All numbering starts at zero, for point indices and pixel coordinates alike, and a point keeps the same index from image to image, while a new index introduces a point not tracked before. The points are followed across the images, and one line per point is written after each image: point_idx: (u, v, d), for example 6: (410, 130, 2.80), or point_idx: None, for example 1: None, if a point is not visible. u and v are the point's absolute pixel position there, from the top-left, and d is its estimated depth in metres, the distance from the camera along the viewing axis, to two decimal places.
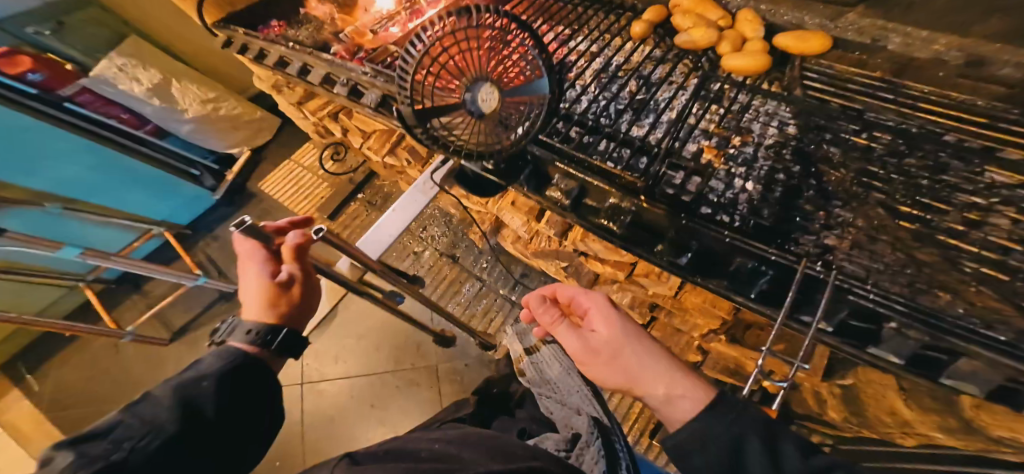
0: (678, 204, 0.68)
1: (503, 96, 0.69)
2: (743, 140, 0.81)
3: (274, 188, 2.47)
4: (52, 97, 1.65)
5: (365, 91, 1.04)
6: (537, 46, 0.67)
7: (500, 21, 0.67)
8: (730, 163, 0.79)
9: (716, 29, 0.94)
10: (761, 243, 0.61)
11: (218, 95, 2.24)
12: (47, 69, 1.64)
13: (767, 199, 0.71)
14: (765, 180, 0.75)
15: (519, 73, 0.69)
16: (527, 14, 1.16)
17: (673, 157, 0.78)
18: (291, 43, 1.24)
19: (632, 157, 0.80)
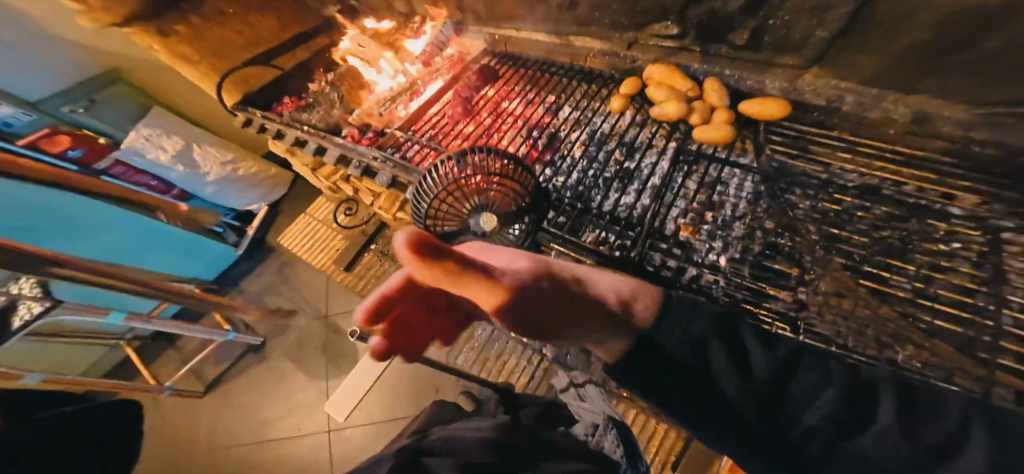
0: (663, 284, 0.84)
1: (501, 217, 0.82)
2: (717, 213, 0.95)
3: (291, 241, 2.54)
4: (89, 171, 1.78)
5: (377, 173, 1.22)
6: (526, 175, 0.83)
7: (495, 157, 0.82)
8: (706, 238, 0.93)
9: (687, 99, 1.03)
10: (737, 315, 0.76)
11: (236, 157, 2.35)
12: (84, 145, 1.77)
13: (743, 264, 0.86)
14: (741, 249, 0.89)
15: (511, 197, 0.82)
16: (521, 86, 1.37)
17: (656, 234, 0.94)
18: (305, 126, 1.40)
19: (622, 233, 0.95)
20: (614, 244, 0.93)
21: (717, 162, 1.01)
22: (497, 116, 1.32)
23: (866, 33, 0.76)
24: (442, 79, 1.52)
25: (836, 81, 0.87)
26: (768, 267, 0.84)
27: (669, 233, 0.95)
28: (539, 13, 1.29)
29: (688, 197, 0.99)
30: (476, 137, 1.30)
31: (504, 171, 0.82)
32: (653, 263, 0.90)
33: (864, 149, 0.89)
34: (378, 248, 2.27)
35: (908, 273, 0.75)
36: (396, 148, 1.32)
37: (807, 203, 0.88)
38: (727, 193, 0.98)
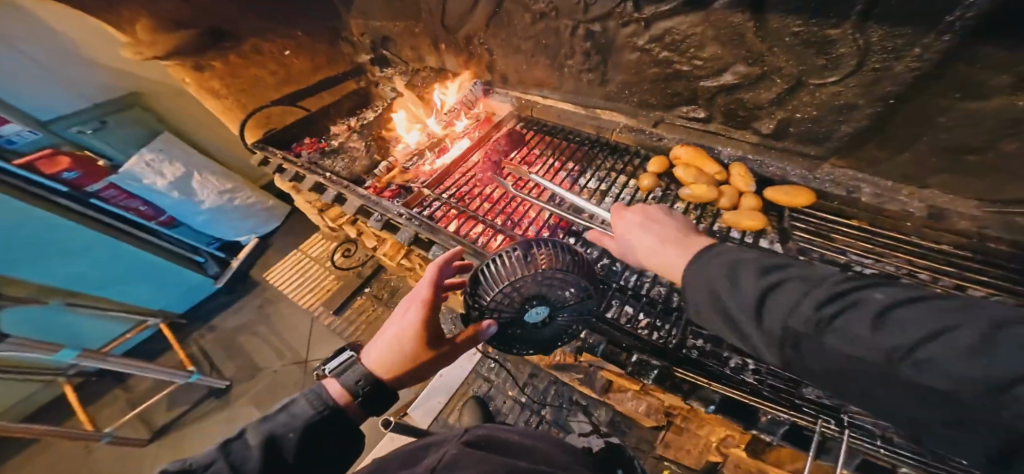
0: (709, 373, 0.96)
1: (552, 310, 0.83)
2: None
3: (277, 278, 2.49)
4: (80, 193, 1.79)
5: (399, 228, 1.41)
6: (589, 270, 0.84)
7: (569, 256, 0.83)
8: None
9: (715, 182, 1.09)
10: (781, 403, 0.90)
11: (236, 186, 2.39)
12: (82, 167, 1.79)
13: None
14: None
15: (569, 294, 0.82)
16: (541, 151, 1.52)
17: (695, 322, 1.06)
18: (327, 173, 1.59)
19: (658, 319, 1.08)
20: (650, 324, 1.08)
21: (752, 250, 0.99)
22: (521, 180, 1.49)
23: (882, 138, 0.83)
24: (468, 138, 1.67)
25: (853, 172, 0.94)
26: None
27: (708, 318, 1.07)
28: (568, 84, 1.44)
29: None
30: (500, 201, 1.45)
31: (570, 267, 0.80)
32: (691, 347, 1.02)
33: (880, 235, 0.93)
34: (373, 293, 2.23)
35: None
36: (423, 205, 1.45)
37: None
38: None
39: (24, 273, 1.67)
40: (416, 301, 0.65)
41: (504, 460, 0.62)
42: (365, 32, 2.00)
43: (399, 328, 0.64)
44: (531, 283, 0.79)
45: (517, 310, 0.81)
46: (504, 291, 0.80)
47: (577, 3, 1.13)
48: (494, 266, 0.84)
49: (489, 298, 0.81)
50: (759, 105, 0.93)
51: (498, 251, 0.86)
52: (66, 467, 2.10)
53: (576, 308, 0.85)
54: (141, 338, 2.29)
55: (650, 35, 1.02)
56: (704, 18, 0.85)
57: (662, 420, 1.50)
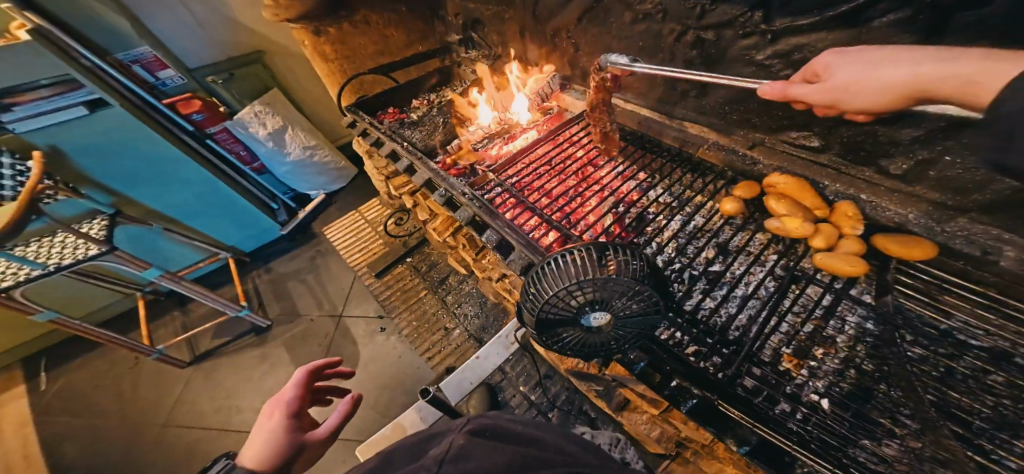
0: (753, 413, 0.82)
1: (615, 320, 0.75)
2: (826, 352, 0.94)
3: (335, 233, 2.87)
4: (200, 133, 2.37)
5: (459, 206, 1.42)
6: (659, 285, 0.75)
7: (643, 267, 0.75)
8: (808, 375, 0.92)
9: (813, 218, 1.05)
10: (820, 458, 0.72)
11: (317, 144, 2.94)
12: (207, 111, 2.35)
13: (839, 415, 0.83)
14: (840, 400, 0.86)
15: (630, 308, 0.73)
16: (612, 153, 1.49)
17: (754, 357, 0.95)
18: (404, 143, 1.72)
19: (710, 351, 0.98)
20: (698, 352, 0.99)
21: (838, 296, 0.99)
22: (585, 181, 1.43)
23: None
24: (536, 130, 1.74)
25: (998, 231, 0.82)
26: (855, 410, 0.83)
27: (768, 360, 0.96)
28: (658, 90, 1.38)
29: (793, 329, 1.00)
30: (558, 197, 1.41)
31: (638, 277, 0.72)
32: (744, 384, 0.91)
33: (1010, 308, 0.82)
34: (413, 263, 2.53)
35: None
36: (484, 189, 1.48)
37: (917, 350, 0.85)
38: (835, 324, 0.97)
39: (141, 189, 2.19)
40: (279, 405, 0.84)
41: (521, 451, 0.65)
42: (459, 12, 2.09)
43: (261, 432, 0.78)
44: (597, 288, 0.72)
45: (572, 313, 0.76)
46: (566, 289, 0.73)
47: (692, 7, 1.06)
48: (560, 263, 0.78)
49: (546, 295, 0.76)
50: (896, 141, 0.87)
51: (560, 249, 0.80)
52: (117, 372, 2.31)
53: (637, 323, 0.76)
54: (209, 268, 2.71)
55: (774, 49, 0.94)
56: (856, 36, 0.78)
57: (672, 450, 1.38)
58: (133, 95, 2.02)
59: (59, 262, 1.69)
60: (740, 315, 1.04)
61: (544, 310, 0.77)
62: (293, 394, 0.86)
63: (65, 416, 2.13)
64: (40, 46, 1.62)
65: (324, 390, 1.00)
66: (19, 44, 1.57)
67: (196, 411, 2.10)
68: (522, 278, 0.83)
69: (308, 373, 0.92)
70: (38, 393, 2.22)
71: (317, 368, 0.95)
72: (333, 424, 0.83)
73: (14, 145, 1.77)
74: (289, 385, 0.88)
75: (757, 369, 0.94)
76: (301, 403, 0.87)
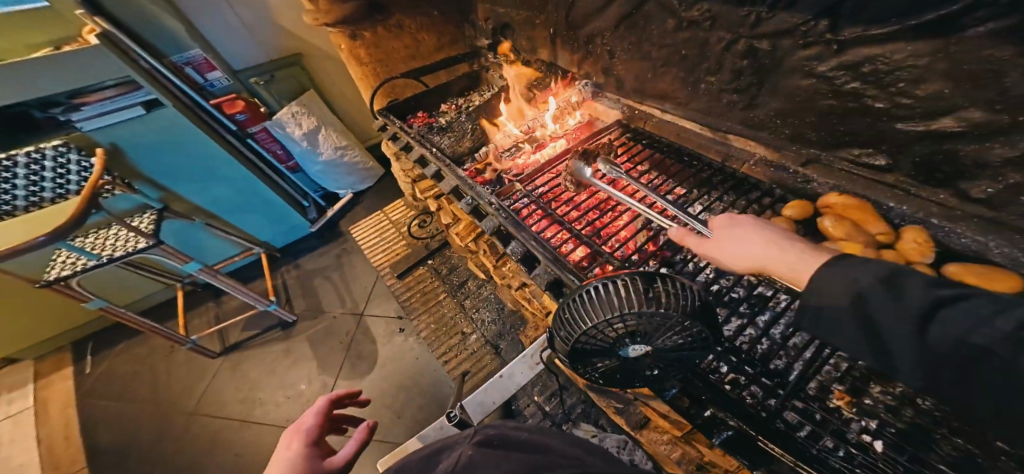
0: (795, 451, 0.75)
1: (655, 351, 0.71)
2: (883, 388, 0.85)
3: (360, 232, 2.93)
4: (242, 132, 2.48)
5: (485, 215, 1.41)
6: (708, 315, 0.69)
7: (693, 297, 0.70)
8: (862, 414, 0.83)
9: (874, 243, 0.93)
10: None
11: (348, 144, 3.01)
12: (250, 112, 2.46)
13: (895, 460, 0.74)
14: (897, 443, 0.77)
15: (676, 340, 0.68)
16: (643, 165, 1.44)
17: (799, 391, 0.87)
18: (432, 149, 1.73)
19: (750, 381, 0.90)
20: (735, 382, 0.92)
21: None
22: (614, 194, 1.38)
23: None
24: (564, 139, 1.70)
25: None
26: (912, 454, 0.75)
27: (814, 394, 0.88)
28: (699, 101, 1.31)
29: (844, 362, 0.91)
30: (586, 209, 1.37)
31: (685, 307, 0.67)
32: (786, 420, 0.83)
33: None
34: (433, 266, 2.54)
35: None
36: (510, 198, 1.45)
37: None
38: None
39: (186, 188, 2.31)
40: (296, 432, 0.85)
41: (527, 458, 0.63)
42: (490, 17, 2.08)
43: (281, 460, 0.78)
44: (641, 321, 0.67)
45: (611, 343, 0.72)
46: (606, 321, 0.69)
47: (746, 14, 0.99)
48: (599, 291, 0.73)
49: (583, 324, 0.72)
50: (982, 164, 0.76)
51: (601, 276, 0.75)
52: (154, 359, 2.44)
53: (681, 356, 0.72)
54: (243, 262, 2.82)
55: (841, 60, 0.86)
56: (942, 48, 0.70)
57: None
58: (184, 96, 2.12)
59: (111, 253, 1.79)
60: (785, 344, 0.96)
61: (580, 340, 0.74)
62: (312, 421, 0.87)
63: (106, 399, 2.26)
64: (107, 50, 1.75)
65: (341, 428, 0.99)
66: (89, 47, 1.70)
67: (222, 400, 2.18)
68: (556, 302, 0.80)
69: (327, 403, 0.93)
70: (84, 376, 2.37)
71: (335, 398, 0.97)
72: (349, 452, 0.82)
73: (82, 143, 1.88)
74: (309, 413, 0.89)
75: (802, 404, 0.86)
76: (320, 430, 0.88)
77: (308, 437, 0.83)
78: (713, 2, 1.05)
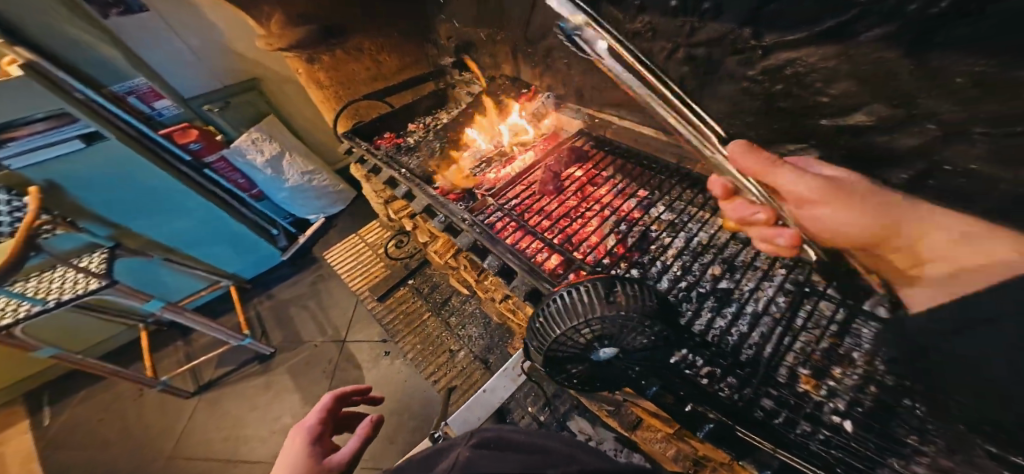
0: (774, 438, 0.79)
1: (624, 353, 0.73)
2: (845, 370, 0.90)
3: (335, 257, 2.88)
4: (197, 162, 2.38)
5: (460, 231, 1.42)
6: (669, 313, 0.72)
7: (651, 297, 0.72)
8: (829, 396, 0.87)
9: None
10: None
11: (315, 168, 2.98)
12: (204, 140, 2.36)
13: (862, 437, 0.79)
14: (865, 422, 0.81)
15: (641, 341, 0.71)
16: (608, 171, 1.49)
17: (770, 380, 0.91)
18: (401, 169, 1.73)
19: (724, 374, 0.93)
20: (711, 374, 0.95)
21: (851, 312, 0.96)
22: (585, 200, 1.42)
23: None
24: (533, 151, 1.75)
25: None
26: (881, 430, 0.78)
27: (785, 381, 0.91)
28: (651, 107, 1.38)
29: (807, 347, 0.96)
30: (559, 218, 1.39)
31: (644, 307, 0.69)
32: (760, 409, 0.87)
33: None
34: (414, 285, 2.52)
35: None
36: (484, 213, 1.46)
37: None
38: (851, 341, 0.94)
39: (142, 223, 2.24)
40: (300, 431, 0.83)
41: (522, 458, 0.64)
42: (452, 36, 2.13)
43: (285, 459, 0.76)
44: (606, 324, 0.69)
45: (582, 348, 0.73)
46: (574, 328, 0.71)
47: (682, 24, 1.06)
48: (565, 298, 0.75)
49: (553, 331, 0.73)
50: (892, 151, 0.84)
51: (564, 283, 0.77)
52: (121, 404, 2.30)
53: (648, 356, 0.74)
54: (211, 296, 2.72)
55: (766, 64, 0.94)
56: (844, 51, 0.78)
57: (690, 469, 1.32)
58: (129, 127, 2.07)
59: (59, 296, 1.69)
60: (752, 334, 1.00)
61: (553, 348, 0.75)
62: (316, 418, 0.85)
63: (65, 453, 2.10)
64: (33, 81, 1.66)
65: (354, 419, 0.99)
66: (12, 79, 1.62)
67: (201, 441, 2.08)
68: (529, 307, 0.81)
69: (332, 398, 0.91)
70: (39, 430, 2.21)
71: (342, 395, 0.96)
72: (351, 448, 0.78)
73: (12, 181, 1.80)
74: (314, 411, 0.87)
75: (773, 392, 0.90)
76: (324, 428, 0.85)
77: (311, 436, 0.81)
78: (653, 15, 1.12)
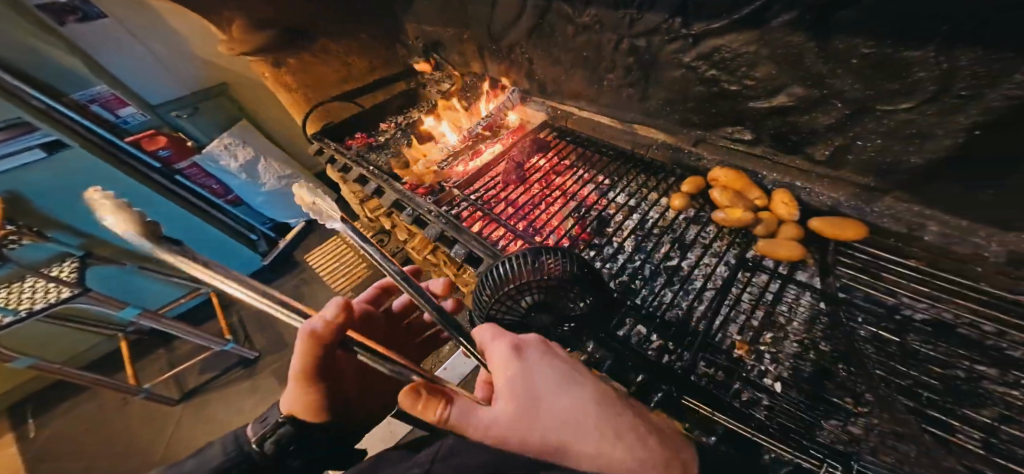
0: (714, 401, 0.85)
1: (556, 319, 0.77)
2: (777, 336, 0.95)
3: (318, 260, 2.90)
4: (168, 169, 2.40)
5: (428, 223, 1.43)
6: (593, 282, 0.78)
7: (573, 266, 0.77)
8: (761, 360, 0.92)
9: (754, 207, 1.12)
10: (785, 443, 0.76)
11: (292, 172, 3.01)
12: (174, 146, 2.38)
13: (793, 399, 0.84)
14: (795, 382, 0.87)
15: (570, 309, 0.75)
16: (571, 160, 1.52)
17: (710, 346, 0.96)
18: (370, 167, 1.76)
19: (667, 342, 0.98)
20: (657, 345, 0.98)
21: (785, 281, 1.03)
22: (547, 189, 1.45)
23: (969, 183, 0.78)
24: (500, 144, 1.78)
25: (919, 207, 0.91)
26: (812, 392, 0.84)
27: (724, 348, 0.96)
28: (606, 97, 1.43)
29: (746, 317, 1.01)
30: (524, 206, 1.42)
31: (569, 276, 0.75)
32: (698, 373, 0.91)
33: (941, 280, 0.89)
34: None
35: (974, 420, 0.71)
36: (451, 205, 1.50)
37: (870, 330, 0.88)
38: (785, 308, 0.99)
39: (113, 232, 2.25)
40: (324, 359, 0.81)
41: None
42: (419, 35, 2.16)
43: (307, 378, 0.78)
44: (537, 290, 0.75)
45: (520, 315, 0.78)
46: (507, 294, 0.77)
47: (622, 17, 1.11)
48: (503, 268, 0.79)
49: (489, 299, 0.78)
50: (815, 130, 0.93)
51: (501, 257, 0.81)
52: (106, 414, 2.31)
53: (580, 324, 0.79)
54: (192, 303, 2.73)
55: (697, 52, 0.98)
56: (760, 37, 0.84)
57: None
58: (92, 134, 2.04)
59: (30, 306, 1.69)
60: (697, 306, 1.04)
61: (493, 315, 0.80)
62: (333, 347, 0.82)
63: (49, 464, 2.11)
64: None
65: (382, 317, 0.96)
66: None
67: (189, 446, 2.09)
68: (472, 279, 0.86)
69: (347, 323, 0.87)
70: (23, 443, 2.21)
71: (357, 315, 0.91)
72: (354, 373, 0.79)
73: None
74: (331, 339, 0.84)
75: (713, 358, 0.94)
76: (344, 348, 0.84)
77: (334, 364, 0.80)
78: (597, 8, 1.17)
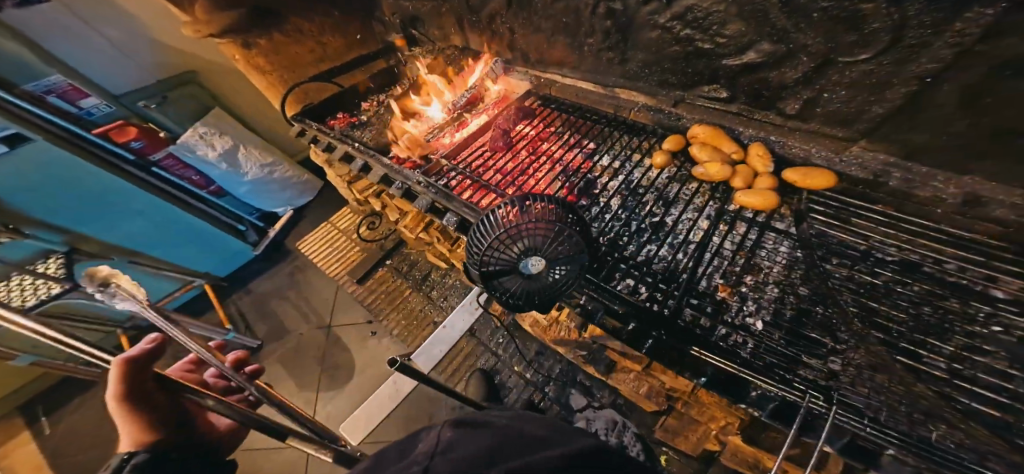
0: (698, 341, 0.92)
1: (551, 264, 0.82)
2: (754, 278, 1.03)
3: (310, 248, 2.90)
4: (143, 161, 2.34)
5: (419, 195, 1.46)
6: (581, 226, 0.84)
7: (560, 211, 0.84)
8: (740, 301, 1.01)
9: (731, 161, 1.18)
10: (767, 378, 0.82)
11: (275, 159, 2.96)
12: (145, 137, 2.32)
13: (772, 336, 0.92)
14: (774, 321, 0.95)
15: (560, 251, 0.82)
16: (557, 128, 1.55)
17: (694, 292, 1.04)
18: (356, 145, 1.75)
19: (655, 291, 1.05)
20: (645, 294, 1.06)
21: (762, 229, 1.11)
22: (534, 155, 1.49)
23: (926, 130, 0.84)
24: (485, 116, 1.78)
25: (883, 156, 0.97)
26: (791, 329, 0.92)
27: (706, 292, 1.04)
28: (587, 62, 1.45)
29: (726, 263, 1.09)
30: (513, 174, 1.45)
31: (557, 219, 0.82)
32: (685, 318, 0.99)
33: (907, 224, 0.97)
34: (393, 265, 2.57)
35: (936, 349, 0.79)
36: (440, 176, 1.52)
37: (843, 271, 0.96)
38: (764, 255, 1.07)
39: (93, 229, 2.19)
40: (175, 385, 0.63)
41: (499, 433, 0.63)
42: (396, 10, 2.11)
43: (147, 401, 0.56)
44: (528, 235, 0.82)
45: (514, 262, 0.84)
46: (499, 240, 0.83)
47: None
48: (494, 217, 0.86)
49: (484, 248, 0.84)
50: (785, 85, 0.99)
51: (493, 208, 0.87)
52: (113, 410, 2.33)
53: (571, 269, 0.84)
54: (186, 296, 2.75)
55: (672, 12, 1.02)
56: None
57: (663, 403, 1.44)
58: (56, 127, 1.93)
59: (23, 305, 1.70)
60: (682, 257, 1.12)
61: (487, 264, 0.85)
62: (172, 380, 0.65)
63: (64, 460, 2.15)
64: None
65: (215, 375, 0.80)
66: None
67: None
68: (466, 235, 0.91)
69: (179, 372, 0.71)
70: (35, 441, 2.24)
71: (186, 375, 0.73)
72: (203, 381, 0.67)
73: None
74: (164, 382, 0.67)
75: (698, 302, 1.02)
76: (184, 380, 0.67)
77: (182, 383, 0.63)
78: None
